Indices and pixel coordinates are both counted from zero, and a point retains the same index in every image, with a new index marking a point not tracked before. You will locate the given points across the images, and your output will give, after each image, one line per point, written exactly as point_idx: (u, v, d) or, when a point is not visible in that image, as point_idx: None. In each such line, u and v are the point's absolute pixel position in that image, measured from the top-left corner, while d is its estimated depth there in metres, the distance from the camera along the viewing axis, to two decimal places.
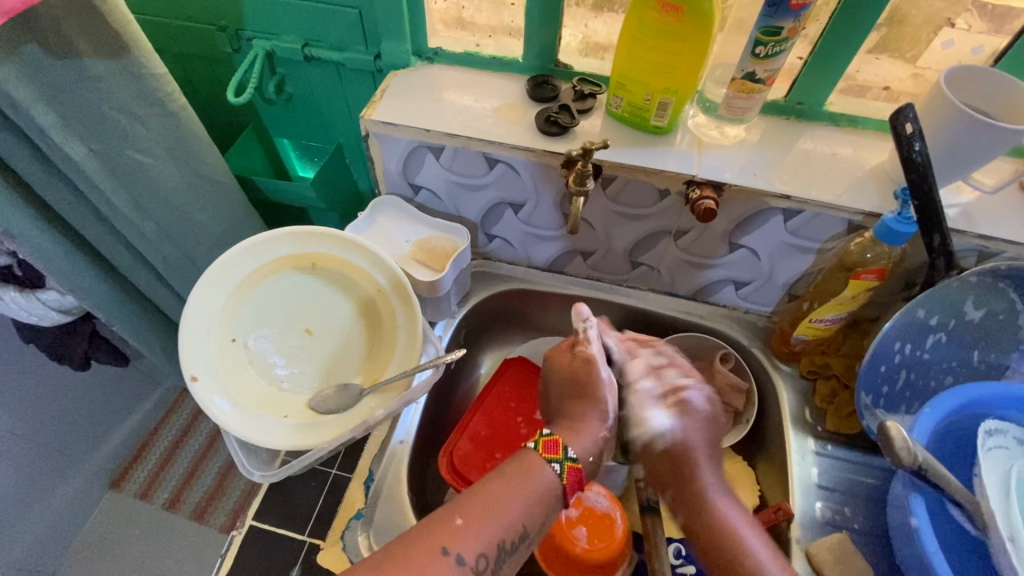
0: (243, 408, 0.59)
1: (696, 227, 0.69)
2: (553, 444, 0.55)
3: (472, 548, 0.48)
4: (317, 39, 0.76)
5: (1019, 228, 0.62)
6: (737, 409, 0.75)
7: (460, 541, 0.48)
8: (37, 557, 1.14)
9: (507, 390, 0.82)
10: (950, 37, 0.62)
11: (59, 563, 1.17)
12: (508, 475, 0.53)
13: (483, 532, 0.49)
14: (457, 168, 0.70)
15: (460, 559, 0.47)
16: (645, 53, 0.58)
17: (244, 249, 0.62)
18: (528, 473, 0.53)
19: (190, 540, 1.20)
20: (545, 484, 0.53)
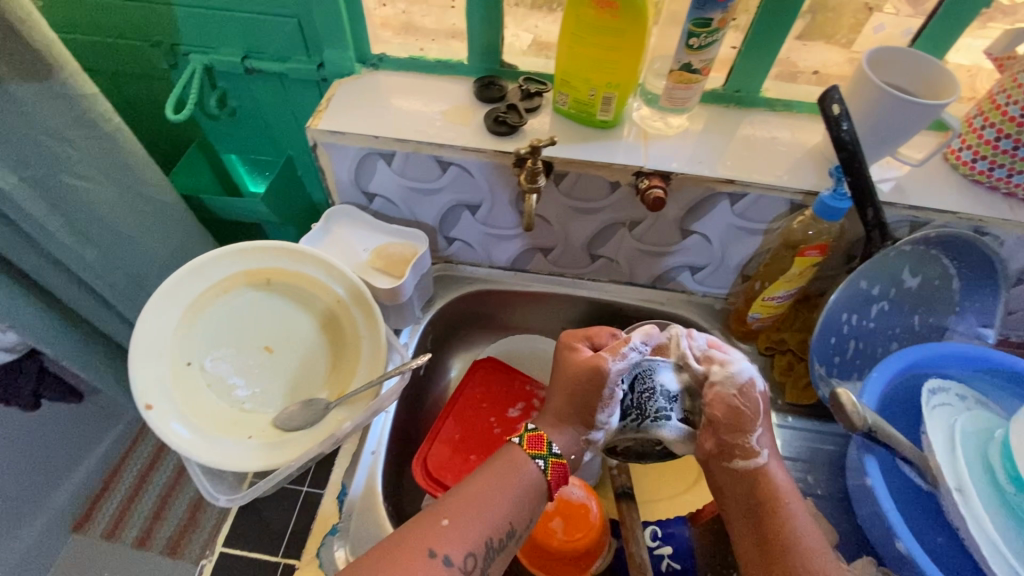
0: (204, 432, 0.58)
1: (649, 216, 0.71)
2: (536, 440, 0.57)
3: (460, 550, 0.50)
4: (257, 50, 0.75)
5: (945, 197, 0.66)
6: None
7: (447, 543, 0.50)
8: None
9: (477, 391, 0.82)
10: (880, 22, 0.66)
11: None
12: (490, 472, 0.55)
13: (468, 532, 0.51)
14: (410, 173, 0.69)
15: (448, 559, 0.49)
16: (585, 50, 0.59)
17: (193, 269, 0.61)
18: (511, 469, 0.55)
19: None
20: (528, 480, 0.55)
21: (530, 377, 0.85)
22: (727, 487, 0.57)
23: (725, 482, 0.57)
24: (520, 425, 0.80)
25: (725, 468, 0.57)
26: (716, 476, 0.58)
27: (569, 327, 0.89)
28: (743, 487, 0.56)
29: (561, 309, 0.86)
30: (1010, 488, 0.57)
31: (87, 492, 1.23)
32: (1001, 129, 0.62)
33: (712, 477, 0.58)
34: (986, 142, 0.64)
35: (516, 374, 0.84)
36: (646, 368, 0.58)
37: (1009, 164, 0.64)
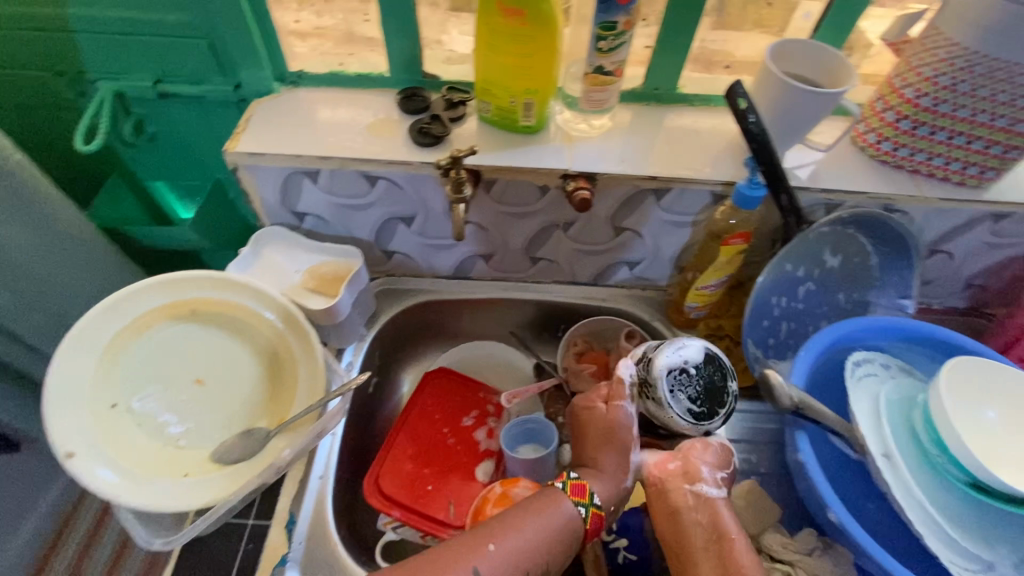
0: (134, 475, 0.56)
1: (580, 217, 0.73)
2: (581, 488, 0.57)
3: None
4: (170, 74, 0.72)
5: (856, 178, 0.70)
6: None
7: (490, 568, 0.52)
8: None
9: (429, 404, 0.82)
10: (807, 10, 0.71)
11: None
12: (530, 506, 0.56)
13: (511, 562, 0.52)
14: (337, 190, 0.68)
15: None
16: (500, 58, 0.60)
17: (113, 305, 0.59)
18: (556, 509, 0.56)
19: None
20: (569, 521, 0.55)
21: (483, 384, 0.86)
22: (686, 515, 0.56)
23: (684, 508, 0.57)
24: (474, 433, 0.80)
25: (686, 492, 0.57)
26: (673, 500, 0.58)
27: (518, 330, 0.89)
28: (704, 517, 0.56)
29: (509, 314, 0.87)
30: (931, 448, 0.60)
31: None
32: (900, 111, 0.66)
33: (668, 502, 0.58)
34: (888, 124, 0.68)
35: (468, 382, 0.84)
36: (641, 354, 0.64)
37: (910, 143, 0.67)
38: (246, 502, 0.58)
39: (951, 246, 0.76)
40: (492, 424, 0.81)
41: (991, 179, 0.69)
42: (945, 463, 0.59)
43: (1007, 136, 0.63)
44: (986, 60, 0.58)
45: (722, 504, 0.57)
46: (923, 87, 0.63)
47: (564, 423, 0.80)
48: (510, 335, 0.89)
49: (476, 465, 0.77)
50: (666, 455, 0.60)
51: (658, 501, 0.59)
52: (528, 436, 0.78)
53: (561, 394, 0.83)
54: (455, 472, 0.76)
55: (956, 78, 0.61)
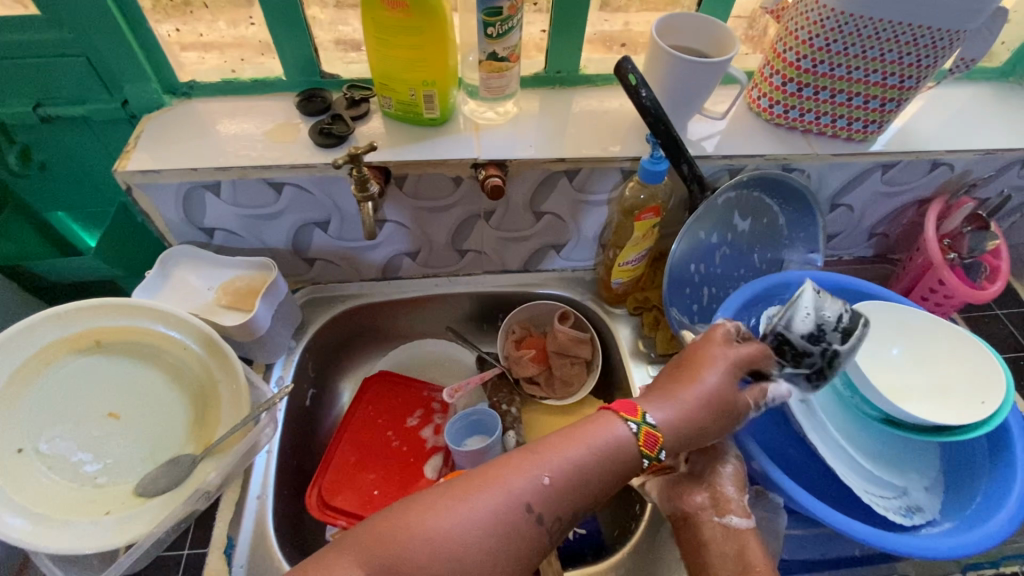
0: (47, 521, 0.52)
1: (499, 204, 0.73)
2: (654, 442, 0.50)
3: (553, 511, 0.48)
4: (50, 96, 0.68)
5: (754, 143, 0.73)
6: (586, 358, 0.80)
7: (543, 501, 0.47)
8: None
9: (371, 409, 0.81)
10: None
11: None
12: (585, 431, 0.50)
13: (564, 497, 0.48)
14: (243, 201, 0.67)
15: (542, 518, 0.47)
16: (393, 51, 0.59)
17: (4, 342, 0.54)
18: (613, 444, 0.50)
19: None
20: (627, 452, 0.50)
21: (426, 382, 0.86)
22: (713, 546, 0.54)
23: (710, 540, 0.55)
24: (419, 432, 0.80)
25: (715, 524, 0.55)
26: (702, 533, 0.55)
27: (455, 325, 0.89)
28: (733, 547, 0.54)
29: (444, 310, 0.87)
30: (847, 391, 0.63)
31: None
32: (785, 74, 0.70)
33: (694, 535, 0.55)
34: (777, 88, 0.71)
35: (410, 382, 0.84)
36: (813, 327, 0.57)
37: (799, 105, 0.71)
38: (174, 532, 0.56)
39: (849, 199, 0.81)
40: (439, 421, 0.81)
41: (875, 132, 0.73)
42: (860, 402, 0.61)
43: (882, 90, 0.68)
44: (853, 18, 0.62)
45: (750, 534, 0.55)
46: (801, 50, 0.67)
47: (510, 409, 0.80)
48: (446, 331, 0.89)
49: (423, 464, 0.77)
50: (689, 484, 0.58)
51: (685, 535, 0.56)
52: (473, 428, 0.78)
53: (505, 381, 0.82)
54: (402, 473, 0.76)
55: (828, 39, 0.64)
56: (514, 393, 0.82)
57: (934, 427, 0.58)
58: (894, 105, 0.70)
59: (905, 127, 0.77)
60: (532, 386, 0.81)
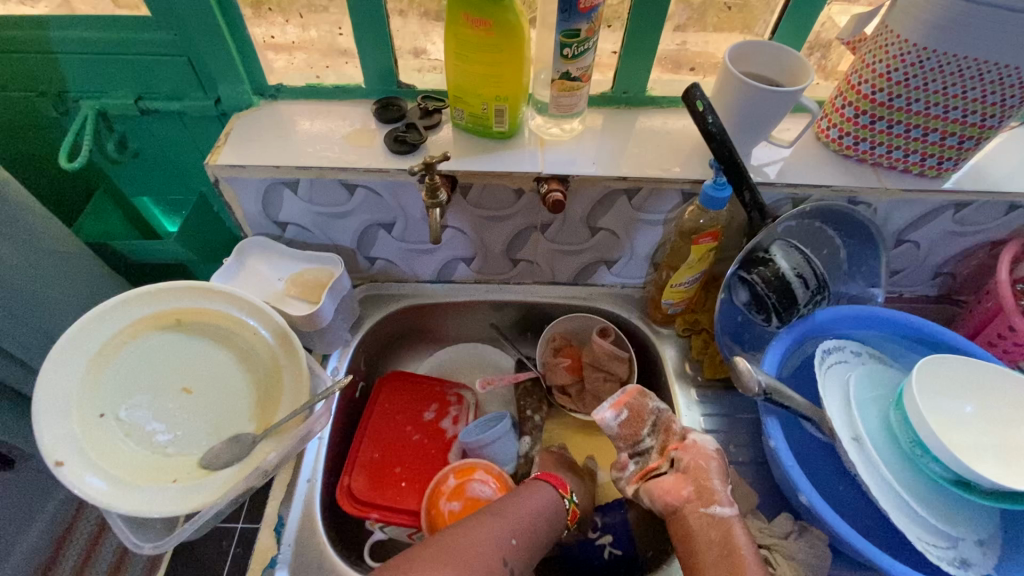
0: (123, 483, 0.56)
1: (557, 218, 0.74)
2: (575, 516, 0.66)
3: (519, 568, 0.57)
4: (151, 90, 0.73)
5: (820, 173, 0.72)
6: (620, 377, 0.79)
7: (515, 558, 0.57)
8: None
9: (388, 407, 0.80)
10: None
11: None
12: (540, 501, 0.63)
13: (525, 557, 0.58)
14: (317, 199, 0.70)
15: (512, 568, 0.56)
16: (471, 67, 0.62)
17: (97, 315, 0.59)
18: (552, 511, 0.63)
19: None
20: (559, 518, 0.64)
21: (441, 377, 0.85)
22: (700, 535, 0.56)
23: (697, 530, 0.56)
24: (439, 424, 0.80)
25: (701, 514, 0.57)
26: (689, 524, 0.57)
27: (498, 322, 0.90)
28: (717, 534, 0.55)
29: (490, 315, 0.89)
30: (913, 449, 0.60)
31: None
32: (858, 107, 0.69)
33: (683, 527, 0.57)
34: (848, 120, 0.70)
35: (422, 378, 0.84)
36: (789, 246, 0.68)
37: (871, 138, 0.70)
38: (232, 506, 0.60)
39: (916, 236, 0.79)
40: (457, 411, 0.82)
41: (949, 170, 0.71)
42: (929, 462, 0.59)
43: (961, 128, 0.66)
44: (935, 54, 0.61)
45: (735, 522, 0.56)
46: (877, 83, 0.65)
47: (533, 416, 0.82)
48: (489, 328, 0.90)
49: (446, 455, 0.77)
50: (677, 481, 0.60)
51: (677, 527, 0.58)
52: None
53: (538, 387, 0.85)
54: (429, 466, 0.77)
55: (908, 73, 0.63)
56: (542, 400, 0.84)
57: (1010, 495, 0.56)
58: (973, 143, 0.68)
59: (982, 164, 0.75)
60: (564, 397, 0.83)
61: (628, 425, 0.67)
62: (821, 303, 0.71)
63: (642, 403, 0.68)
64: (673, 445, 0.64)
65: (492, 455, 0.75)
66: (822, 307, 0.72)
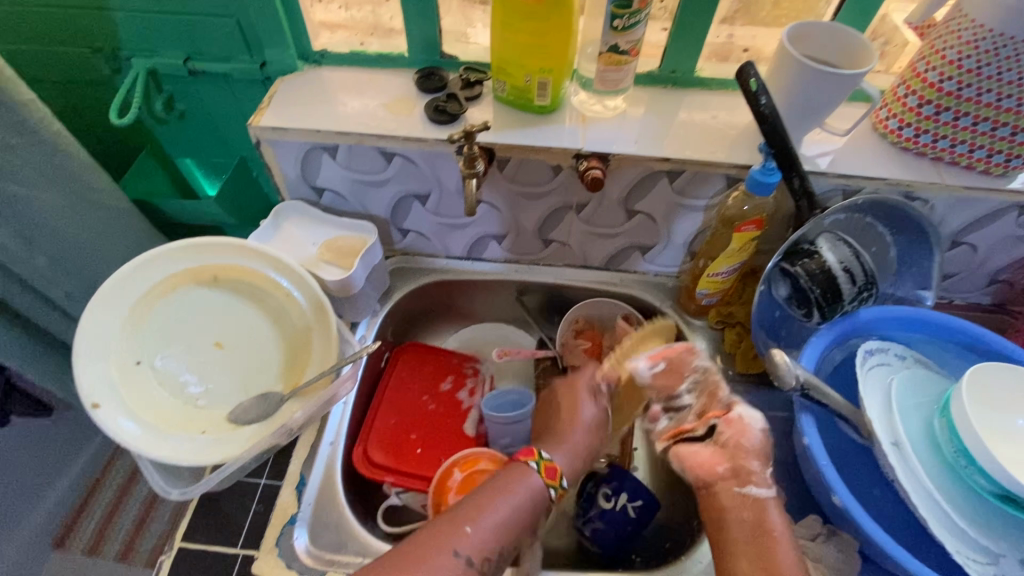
0: (155, 429, 0.58)
1: (593, 198, 0.73)
2: (554, 472, 0.59)
3: (480, 552, 0.52)
4: (199, 51, 0.74)
5: (875, 165, 0.69)
6: None
7: (471, 547, 0.52)
8: None
9: (404, 378, 0.79)
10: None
11: None
12: (505, 482, 0.57)
13: (486, 536, 0.53)
14: (355, 165, 0.71)
15: (471, 561, 0.52)
16: (516, 36, 0.60)
17: (139, 266, 0.61)
18: (521, 485, 0.57)
19: None
20: (534, 486, 0.58)
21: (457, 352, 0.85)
22: (731, 515, 0.55)
23: (729, 508, 0.55)
24: (454, 396, 0.80)
25: (735, 494, 0.55)
26: (716, 509, 0.55)
27: (523, 294, 0.87)
28: (749, 517, 0.54)
29: (518, 296, 0.88)
30: (958, 459, 0.57)
31: (63, 511, 1.27)
32: (921, 96, 0.65)
33: (714, 505, 0.56)
34: (910, 109, 0.66)
35: (440, 351, 0.83)
36: (840, 238, 0.65)
37: (933, 130, 0.66)
38: (257, 461, 0.61)
39: (973, 239, 0.75)
40: (472, 384, 0.82)
41: (1017, 168, 0.67)
42: (974, 474, 0.56)
43: None
44: (1014, 40, 0.57)
45: (771, 504, 0.55)
46: (947, 70, 0.61)
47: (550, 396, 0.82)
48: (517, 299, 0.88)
49: (462, 425, 0.77)
50: (713, 456, 0.57)
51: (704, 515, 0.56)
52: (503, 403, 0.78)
53: (555, 367, 0.84)
54: (442, 438, 0.75)
55: (981, 61, 0.59)
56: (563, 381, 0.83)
57: None
58: None
59: None
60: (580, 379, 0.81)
61: (663, 377, 0.65)
62: (867, 301, 0.68)
63: (685, 359, 0.66)
64: (715, 412, 0.61)
65: (509, 435, 0.74)
66: (865, 305, 0.68)
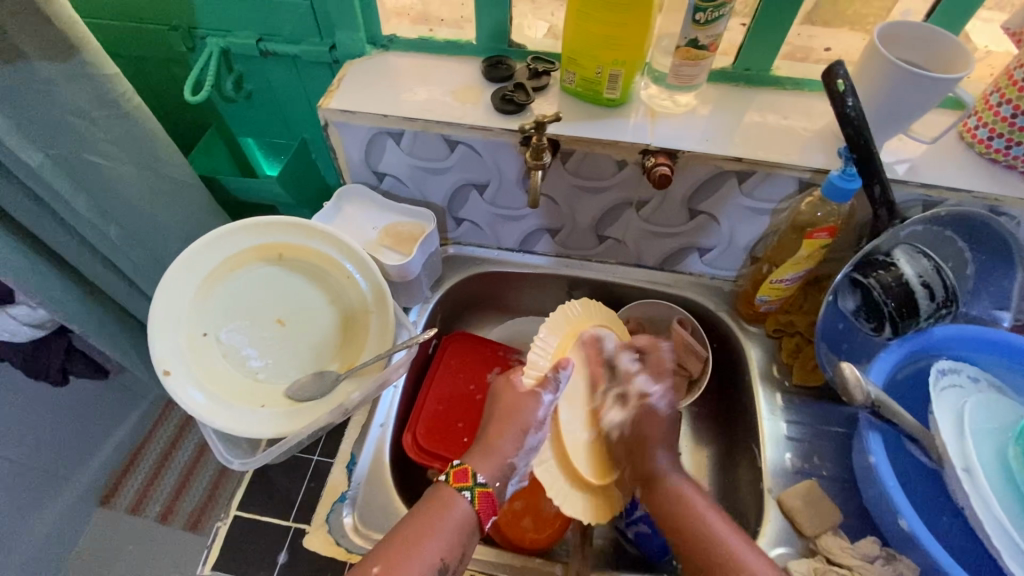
0: (219, 400, 0.60)
1: (656, 196, 0.71)
2: (463, 474, 0.57)
3: None
4: (272, 32, 0.76)
5: (960, 176, 0.65)
6: (691, 374, 0.76)
7: None
8: (38, 561, 1.20)
9: (453, 366, 0.80)
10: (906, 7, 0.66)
11: (61, 562, 1.24)
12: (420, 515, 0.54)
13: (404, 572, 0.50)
14: (419, 152, 0.71)
15: None
16: (592, 27, 0.59)
17: (209, 241, 0.62)
18: (437, 513, 0.54)
19: (173, 543, 1.26)
20: (457, 512, 0.55)
21: (502, 343, 0.84)
22: None
23: None
24: None
25: None
26: None
27: (574, 290, 0.87)
28: None
29: (568, 291, 0.87)
30: None
31: (111, 468, 1.34)
32: (1017, 105, 0.60)
33: None
34: (1003, 119, 0.62)
35: (487, 342, 0.83)
36: (919, 252, 0.62)
37: None
38: (312, 438, 0.62)
39: None
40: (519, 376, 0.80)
41: None
42: None
43: None
44: None
45: None
46: None
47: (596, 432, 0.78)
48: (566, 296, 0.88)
49: None
50: None
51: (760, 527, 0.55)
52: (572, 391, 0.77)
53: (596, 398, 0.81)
54: None
55: None
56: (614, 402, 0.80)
57: None
58: None
59: None
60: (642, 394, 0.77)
61: (644, 369, 0.70)
62: (944, 319, 0.64)
63: (654, 351, 0.72)
64: (627, 395, 0.68)
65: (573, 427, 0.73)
66: (942, 323, 0.65)
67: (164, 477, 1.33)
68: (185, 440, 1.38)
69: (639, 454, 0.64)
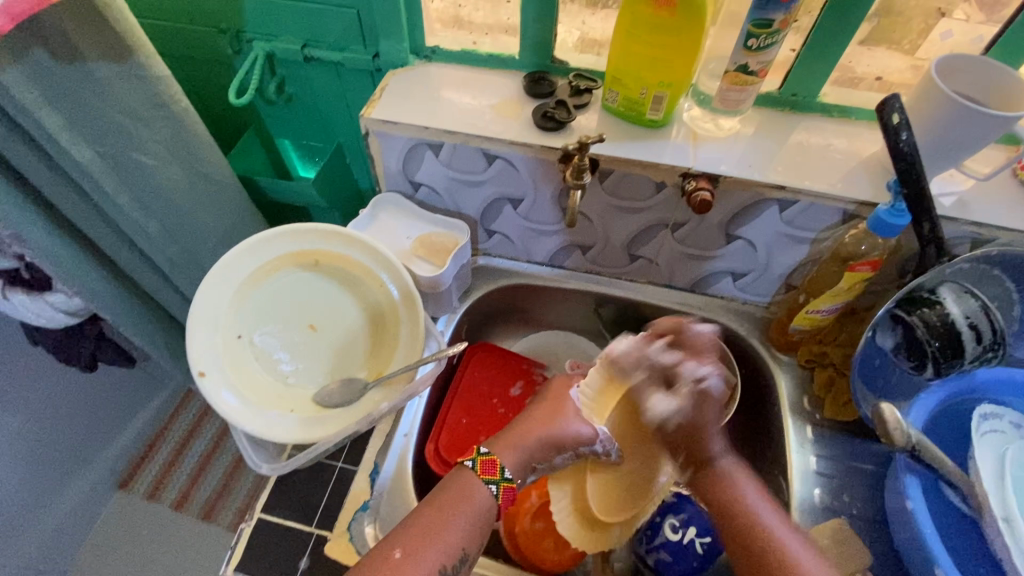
0: (250, 403, 0.60)
1: (692, 219, 0.70)
2: (491, 465, 0.58)
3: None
4: (318, 39, 0.77)
5: (1014, 215, 0.63)
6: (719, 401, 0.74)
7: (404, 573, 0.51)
8: (57, 540, 1.23)
9: (477, 377, 0.80)
10: (947, 28, 0.63)
11: (79, 542, 1.26)
12: (444, 499, 0.55)
13: (423, 558, 0.52)
14: (456, 164, 0.71)
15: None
16: (641, 48, 0.59)
17: (249, 246, 0.63)
18: (459, 498, 0.56)
19: (187, 531, 1.28)
20: (479, 500, 0.56)
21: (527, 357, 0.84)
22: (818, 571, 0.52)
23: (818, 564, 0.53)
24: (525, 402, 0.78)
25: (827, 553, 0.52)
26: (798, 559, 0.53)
27: (602, 307, 0.86)
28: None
29: (596, 308, 0.87)
30: None
31: (131, 453, 1.36)
32: None
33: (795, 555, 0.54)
34: None
35: (511, 354, 0.82)
36: (967, 291, 0.60)
37: None
38: (338, 446, 0.62)
39: None
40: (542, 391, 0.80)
41: None
42: None
43: None
44: None
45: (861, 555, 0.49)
46: None
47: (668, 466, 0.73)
48: (593, 313, 0.87)
49: None
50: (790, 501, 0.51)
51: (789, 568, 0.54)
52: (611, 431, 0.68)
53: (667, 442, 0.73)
54: None
55: None
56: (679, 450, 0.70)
57: None
58: None
59: None
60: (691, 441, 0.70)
61: (676, 346, 0.66)
62: (991, 361, 0.62)
63: (699, 342, 0.65)
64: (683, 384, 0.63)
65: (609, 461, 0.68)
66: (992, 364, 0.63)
67: (181, 465, 1.36)
68: (202, 429, 1.41)
69: (692, 442, 0.63)
